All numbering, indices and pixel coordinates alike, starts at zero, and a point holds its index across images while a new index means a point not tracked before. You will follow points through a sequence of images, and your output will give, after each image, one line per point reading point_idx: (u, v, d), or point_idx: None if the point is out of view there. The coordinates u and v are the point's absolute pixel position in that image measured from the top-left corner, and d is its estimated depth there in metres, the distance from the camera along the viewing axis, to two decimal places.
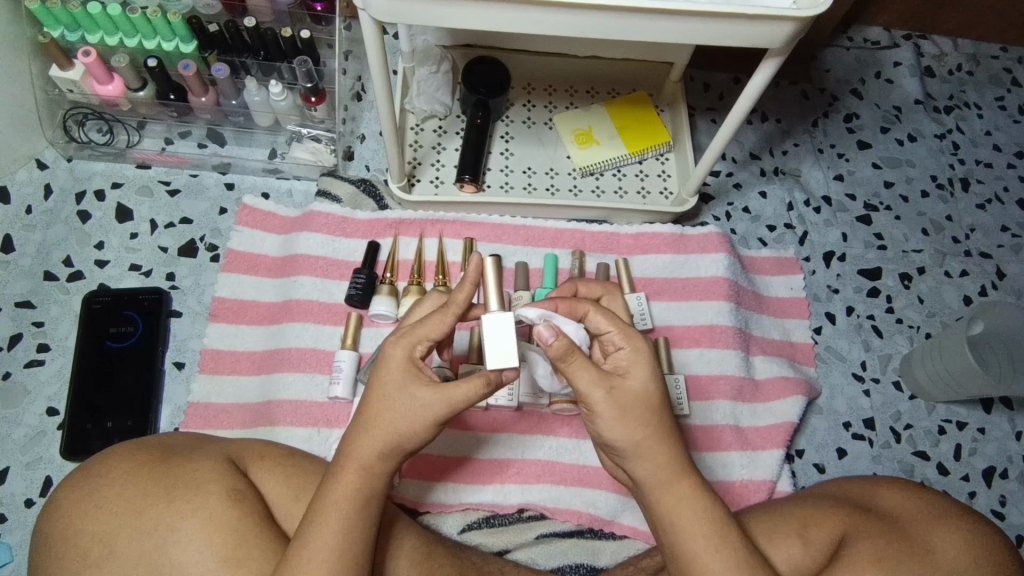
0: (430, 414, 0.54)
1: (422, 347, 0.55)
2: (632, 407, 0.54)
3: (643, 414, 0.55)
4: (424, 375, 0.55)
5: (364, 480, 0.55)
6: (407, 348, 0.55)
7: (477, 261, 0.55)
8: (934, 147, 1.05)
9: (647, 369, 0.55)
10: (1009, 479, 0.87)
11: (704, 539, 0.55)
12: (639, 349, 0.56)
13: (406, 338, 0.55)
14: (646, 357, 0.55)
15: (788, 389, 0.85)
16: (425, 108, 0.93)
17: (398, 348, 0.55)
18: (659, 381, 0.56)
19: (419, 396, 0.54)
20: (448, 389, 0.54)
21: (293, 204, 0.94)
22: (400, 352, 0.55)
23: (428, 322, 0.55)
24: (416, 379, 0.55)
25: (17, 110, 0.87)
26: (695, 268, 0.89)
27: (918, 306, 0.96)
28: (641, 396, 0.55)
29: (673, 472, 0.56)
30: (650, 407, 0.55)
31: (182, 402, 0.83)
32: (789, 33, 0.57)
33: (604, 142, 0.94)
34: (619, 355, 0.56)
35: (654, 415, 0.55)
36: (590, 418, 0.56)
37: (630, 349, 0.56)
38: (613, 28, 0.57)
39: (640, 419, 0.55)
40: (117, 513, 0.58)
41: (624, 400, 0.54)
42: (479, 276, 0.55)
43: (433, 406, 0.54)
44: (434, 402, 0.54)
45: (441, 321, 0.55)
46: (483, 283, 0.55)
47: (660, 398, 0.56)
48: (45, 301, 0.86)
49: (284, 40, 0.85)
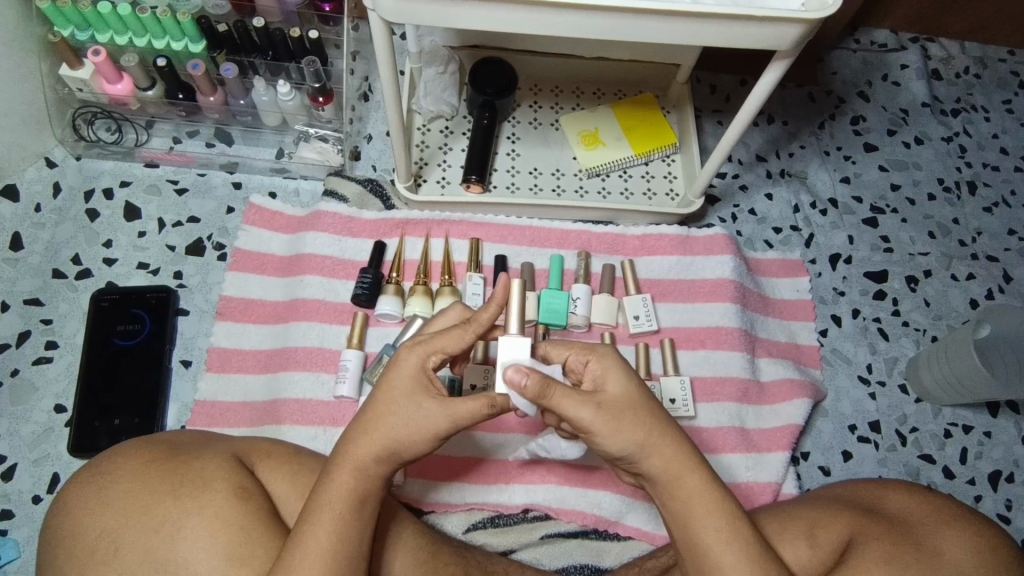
0: (432, 426, 0.55)
1: (435, 358, 0.56)
2: (625, 407, 0.55)
3: (639, 414, 0.55)
4: (432, 387, 0.56)
5: (359, 480, 0.55)
6: (421, 356, 0.56)
7: (503, 281, 0.57)
8: (941, 150, 1.05)
9: (620, 371, 0.56)
10: (1015, 483, 0.87)
11: (717, 534, 0.55)
12: (604, 356, 0.57)
13: (422, 346, 0.56)
14: (613, 360, 0.56)
15: (794, 391, 0.85)
16: (432, 109, 0.93)
17: (413, 354, 0.56)
18: (637, 380, 0.57)
19: (424, 407, 0.55)
20: (454, 404, 0.55)
21: (300, 204, 0.95)
22: (414, 359, 0.56)
23: (447, 335, 0.56)
24: (422, 389, 0.55)
25: (28, 109, 0.88)
26: (700, 270, 0.89)
27: (925, 309, 0.95)
28: (628, 396, 0.55)
29: (683, 466, 0.56)
30: (643, 402, 0.56)
31: (190, 400, 0.83)
32: (795, 36, 0.57)
33: (610, 143, 0.94)
34: (588, 368, 0.57)
35: (648, 411, 0.56)
36: (588, 437, 0.55)
37: (595, 357, 0.57)
38: (622, 29, 0.57)
39: (638, 421, 0.55)
40: (124, 508, 0.58)
41: (614, 407, 0.54)
42: (503, 300, 0.57)
43: (435, 418, 0.55)
44: (437, 415, 0.55)
45: (459, 336, 0.56)
46: (508, 309, 0.57)
47: (645, 396, 0.56)
48: (53, 298, 0.86)
49: (292, 41, 0.86)
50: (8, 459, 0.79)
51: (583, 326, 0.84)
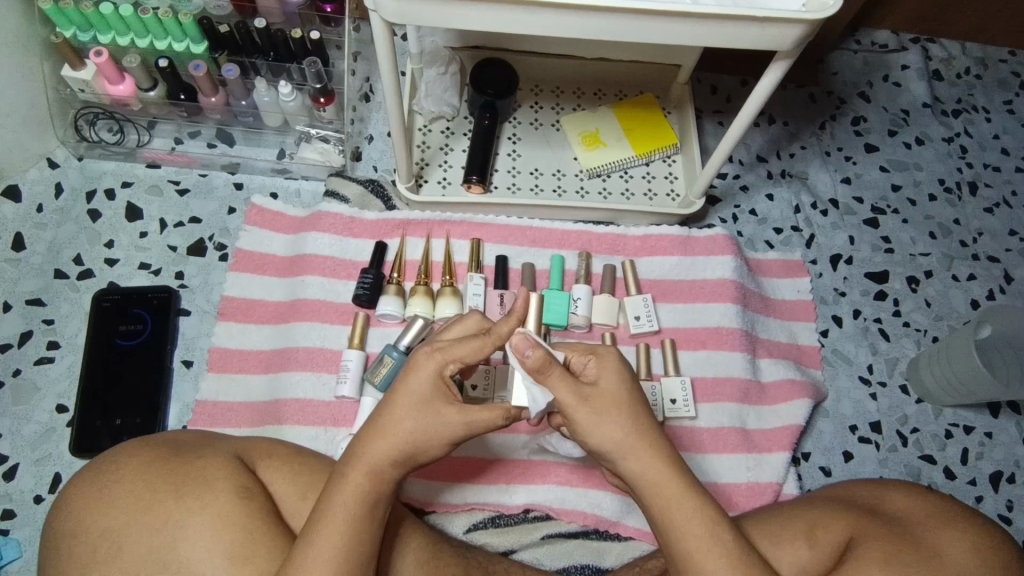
0: (449, 432, 0.56)
1: (452, 366, 0.57)
2: (606, 409, 0.56)
3: (620, 415, 0.56)
4: (451, 394, 0.57)
5: (373, 482, 0.55)
6: (438, 364, 0.56)
7: (522, 294, 0.57)
8: (941, 151, 1.05)
9: (615, 373, 0.57)
10: (1016, 484, 0.87)
11: (697, 540, 0.55)
12: (605, 357, 0.58)
13: (440, 354, 0.56)
14: (613, 361, 0.58)
15: (795, 392, 0.85)
16: (433, 109, 0.93)
17: (431, 361, 0.56)
18: (629, 382, 0.57)
19: (443, 414, 0.56)
20: (473, 412, 0.56)
21: (301, 204, 0.95)
22: (433, 366, 0.56)
23: (466, 344, 0.56)
24: (442, 397, 0.56)
25: (30, 110, 0.88)
26: (701, 270, 0.89)
27: (925, 310, 0.95)
28: (612, 397, 0.56)
29: (661, 469, 0.56)
30: (624, 405, 0.57)
31: (191, 400, 0.83)
32: (797, 36, 0.57)
33: (611, 144, 0.94)
34: (586, 367, 0.58)
35: (630, 412, 0.57)
36: (574, 433, 0.57)
37: (595, 358, 0.58)
38: (623, 30, 0.57)
39: (618, 421, 0.56)
40: (128, 508, 0.58)
41: (597, 403, 0.56)
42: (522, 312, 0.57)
43: (453, 425, 0.56)
44: (458, 425, 0.56)
45: (478, 348, 0.56)
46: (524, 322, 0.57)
47: (633, 396, 0.57)
48: (55, 298, 0.87)
49: (294, 41, 0.86)
50: (9, 459, 0.79)
51: (584, 326, 0.84)
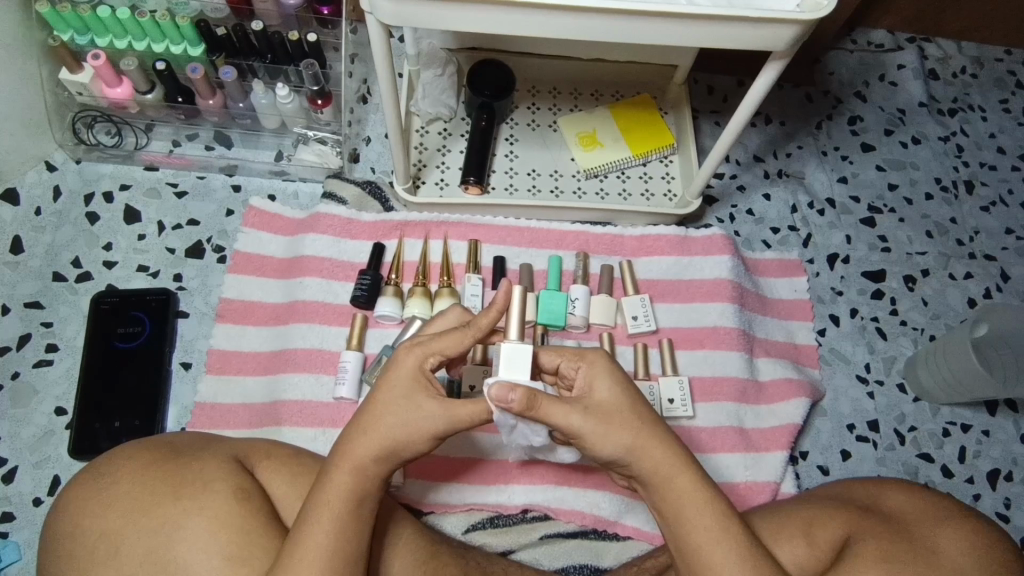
0: (431, 427, 0.55)
1: (433, 360, 0.57)
2: (613, 411, 0.55)
3: (626, 414, 0.56)
4: (431, 387, 0.56)
5: (358, 480, 0.55)
6: (418, 357, 0.57)
7: (505, 287, 0.57)
8: (938, 149, 1.05)
9: (609, 375, 0.57)
10: (1013, 482, 0.87)
11: (707, 533, 0.56)
12: (593, 362, 0.57)
13: (420, 348, 0.57)
14: (604, 364, 0.57)
15: (792, 391, 0.85)
16: (430, 111, 0.93)
17: (411, 355, 0.57)
18: (627, 383, 0.57)
19: (423, 408, 0.55)
20: (453, 406, 0.55)
21: (299, 206, 0.95)
22: (412, 360, 0.57)
23: (446, 338, 0.57)
24: (422, 390, 0.56)
25: (28, 113, 0.88)
26: (699, 270, 0.89)
27: (923, 309, 0.96)
28: (614, 402, 0.56)
29: (671, 466, 0.56)
30: (631, 405, 0.56)
31: (190, 402, 0.83)
32: (791, 37, 0.57)
33: (609, 145, 0.95)
34: (578, 375, 0.57)
35: (637, 412, 0.56)
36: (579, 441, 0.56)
37: (585, 363, 0.57)
38: (617, 31, 0.58)
39: (625, 421, 0.56)
40: (124, 510, 0.58)
41: (600, 411, 0.55)
42: (505, 303, 0.57)
43: (435, 419, 0.55)
44: (437, 416, 0.55)
45: (459, 339, 0.57)
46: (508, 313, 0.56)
47: (635, 397, 0.57)
48: (53, 301, 0.87)
49: (291, 44, 0.87)
50: (8, 462, 0.80)
51: (583, 326, 0.84)
